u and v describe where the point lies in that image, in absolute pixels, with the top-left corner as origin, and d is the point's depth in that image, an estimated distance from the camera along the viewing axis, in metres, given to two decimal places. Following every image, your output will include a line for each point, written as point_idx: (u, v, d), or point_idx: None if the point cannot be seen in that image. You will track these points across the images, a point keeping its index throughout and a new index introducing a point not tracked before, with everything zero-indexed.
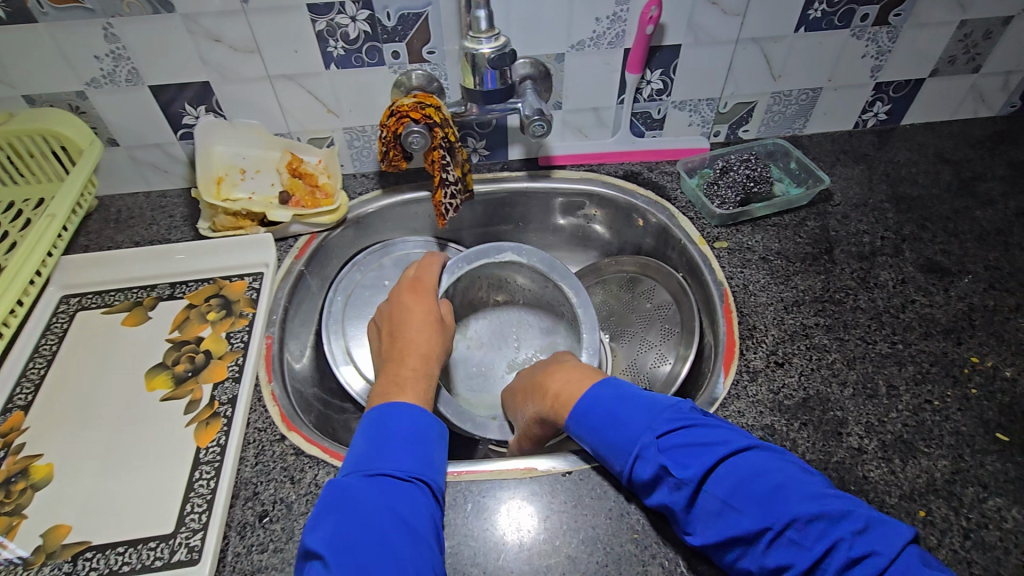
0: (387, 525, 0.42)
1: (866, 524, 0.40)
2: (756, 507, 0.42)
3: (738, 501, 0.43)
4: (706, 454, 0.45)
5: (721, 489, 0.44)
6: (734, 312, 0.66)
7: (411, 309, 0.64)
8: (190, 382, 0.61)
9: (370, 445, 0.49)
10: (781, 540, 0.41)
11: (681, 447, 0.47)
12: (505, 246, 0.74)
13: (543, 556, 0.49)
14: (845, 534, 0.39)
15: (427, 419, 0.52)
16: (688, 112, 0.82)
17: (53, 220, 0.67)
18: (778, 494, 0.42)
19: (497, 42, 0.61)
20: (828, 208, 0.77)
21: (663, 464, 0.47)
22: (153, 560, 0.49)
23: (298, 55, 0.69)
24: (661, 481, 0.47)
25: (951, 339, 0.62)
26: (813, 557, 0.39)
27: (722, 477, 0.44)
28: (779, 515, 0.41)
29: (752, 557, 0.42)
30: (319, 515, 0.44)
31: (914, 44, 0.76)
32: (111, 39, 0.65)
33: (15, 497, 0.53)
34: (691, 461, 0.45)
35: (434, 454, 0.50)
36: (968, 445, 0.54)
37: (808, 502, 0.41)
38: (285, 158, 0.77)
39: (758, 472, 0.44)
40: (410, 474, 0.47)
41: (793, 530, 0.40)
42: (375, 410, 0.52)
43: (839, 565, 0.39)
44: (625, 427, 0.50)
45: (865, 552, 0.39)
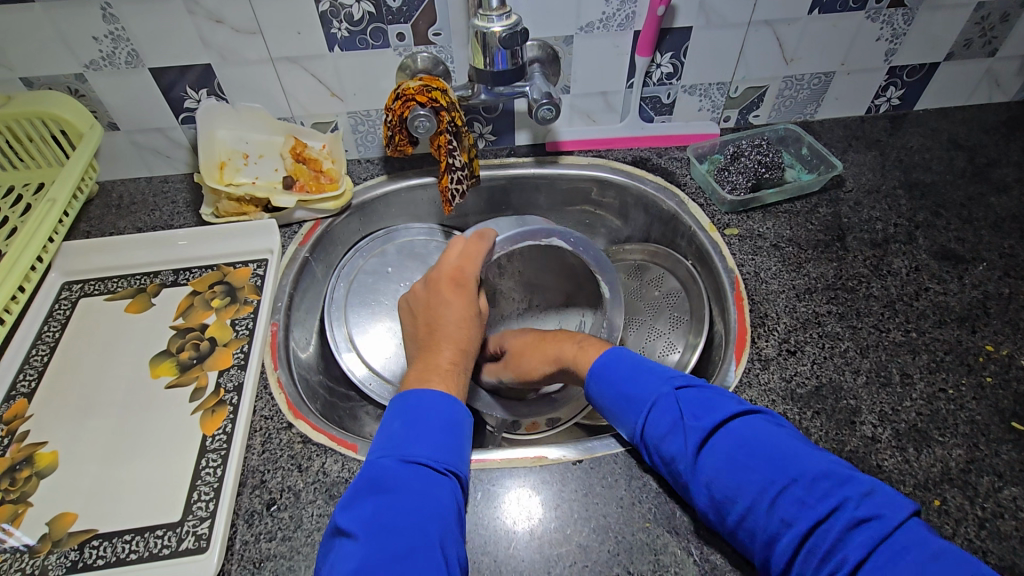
0: (423, 518, 0.42)
1: (872, 488, 0.40)
2: (766, 461, 0.43)
3: (749, 453, 0.43)
4: (721, 413, 0.46)
5: (731, 441, 0.44)
6: (745, 300, 0.65)
7: (451, 298, 0.60)
8: (195, 369, 0.61)
9: (406, 429, 0.47)
10: (786, 495, 0.41)
11: (699, 401, 0.48)
12: (555, 230, 0.68)
13: (554, 545, 0.49)
14: (851, 494, 0.40)
15: (460, 406, 0.50)
16: (698, 97, 0.80)
17: (54, 205, 0.66)
18: (788, 454, 0.43)
19: (508, 21, 0.60)
20: (840, 194, 0.75)
21: (677, 416, 0.48)
22: (160, 548, 0.48)
23: (301, 37, 0.68)
24: (672, 433, 0.47)
25: (966, 327, 0.61)
26: (817, 514, 0.39)
27: (735, 430, 0.45)
28: (788, 469, 0.42)
29: (757, 513, 0.41)
30: (355, 497, 0.43)
31: (930, 27, 0.75)
32: (109, 19, 0.64)
33: (20, 484, 0.52)
34: (703, 412, 0.47)
35: (465, 444, 0.49)
36: (982, 434, 0.53)
37: (818, 463, 0.42)
38: (289, 142, 0.76)
39: (772, 429, 0.45)
40: (445, 467, 0.46)
41: (799, 486, 0.41)
42: (407, 394, 0.50)
43: (842, 525, 0.39)
44: (643, 383, 0.51)
45: (869, 515, 0.39)
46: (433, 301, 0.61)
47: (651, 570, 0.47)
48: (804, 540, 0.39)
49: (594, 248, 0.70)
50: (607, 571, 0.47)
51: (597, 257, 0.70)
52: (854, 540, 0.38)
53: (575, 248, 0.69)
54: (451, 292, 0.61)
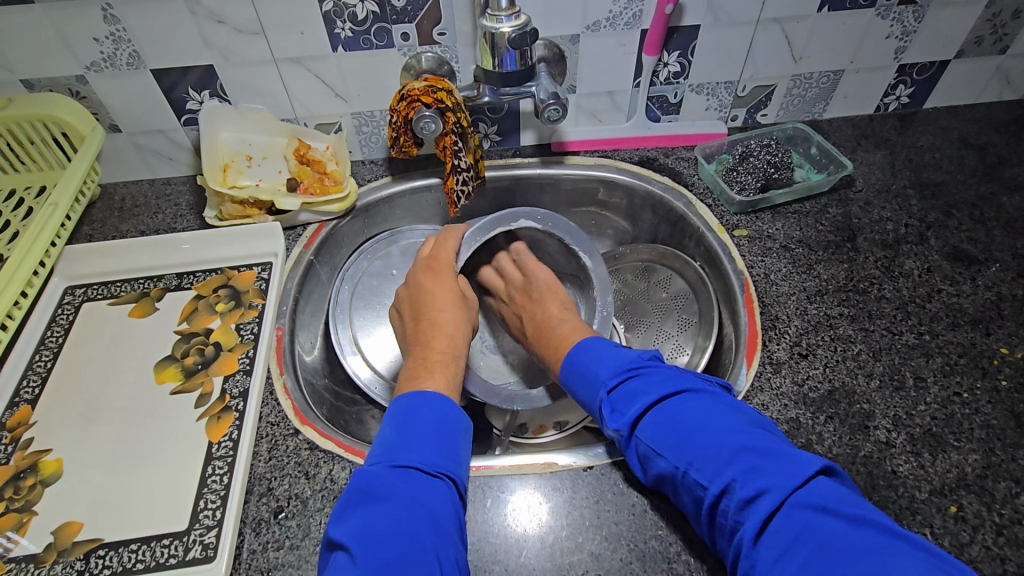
0: (415, 520, 0.41)
1: (759, 463, 0.41)
2: (675, 450, 0.45)
3: (662, 445, 0.46)
4: (635, 408, 0.49)
5: (645, 434, 0.47)
6: (755, 302, 0.64)
7: (436, 286, 0.62)
8: (200, 375, 0.60)
9: (397, 434, 0.47)
10: (693, 481, 0.43)
11: (623, 398, 0.50)
12: (521, 211, 0.69)
13: (565, 554, 0.48)
14: (739, 472, 0.41)
15: (453, 408, 0.50)
16: (706, 96, 0.79)
17: (56, 209, 0.65)
18: (694, 439, 0.44)
19: (517, 21, 0.59)
20: (849, 194, 0.75)
21: (604, 416, 0.51)
22: (167, 558, 0.48)
23: (304, 37, 0.67)
24: (609, 434, 0.51)
25: (979, 329, 0.61)
26: (716, 496, 0.41)
27: (647, 422, 0.48)
28: (689, 456, 0.44)
29: (687, 498, 0.44)
30: (345, 507, 0.43)
31: (941, 25, 0.73)
32: (110, 20, 0.63)
33: (25, 493, 0.52)
34: (625, 410, 0.50)
35: (461, 448, 0.48)
36: (999, 438, 0.53)
37: (719, 443, 0.43)
38: (292, 144, 0.75)
39: (688, 414, 0.46)
40: (438, 471, 0.45)
41: (699, 469, 0.43)
42: (399, 399, 0.51)
43: (735, 505, 0.40)
44: (581, 385, 0.54)
45: (757, 490, 0.39)
46: (419, 293, 0.62)
47: None
48: (720, 520, 0.42)
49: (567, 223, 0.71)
50: None
51: (569, 230, 0.70)
52: (749, 518, 0.39)
53: (546, 225, 0.70)
54: (433, 283, 0.62)
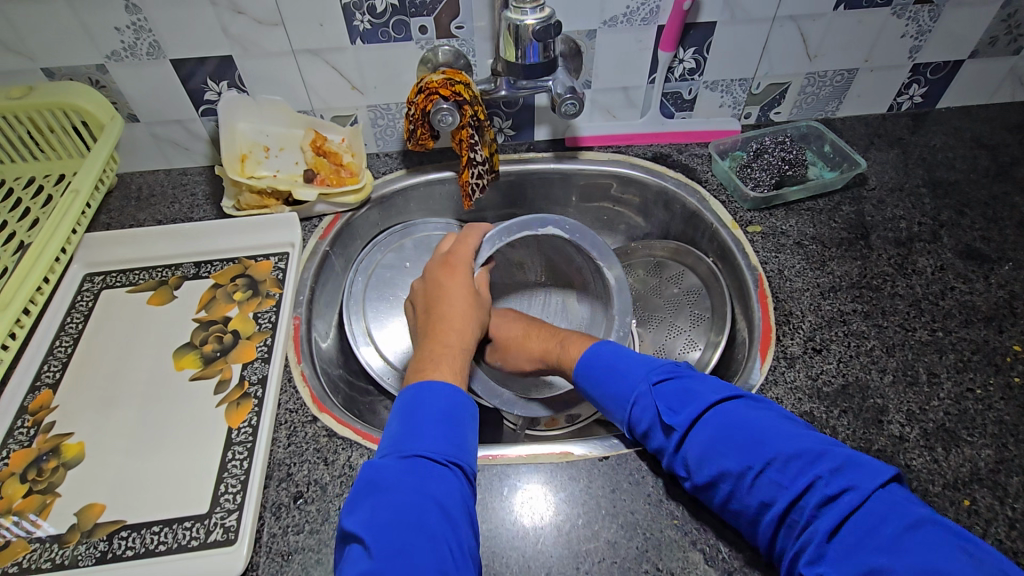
0: (422, 508, 0.41)
1: (843, 463, 0.41)
2: (741, 447, 0.44)
3: (725, 443, 0.45)
4: (693, 407, 0.48)
5: (706, 433, 0.46)
6: (769, 298, 0.65)
7: (451, 285, 0.63)
8: (219, 361, 0.61)
9: (404, 426, 0.47)
10: (764, 478, 0.42)
11: (678, 394, 0.50)
12: (549, 220, 0.68)
13: (581, 541, 0.49)
14: (821, 471, 0.41)
15: (461, 396, 0.51)
16: (720, 93, 0.80)
17: (77, 196, 0.66)
18: (765, 436, 0.44)
19: (541, 14, 0.59)
20: (863, 192, 0.75)
21: (656, 415, 0.49)
22: (189, 540, 0.48)
23: (323, 29, 0.67)
24: (659, 429, 0.49)
25: (993, 327, 0.61)
26: (791, 494, 0.41)
27: (708, 421, 0.47)
28: (762, 452, 0.43)
29: (740, 497, 0.44)
30: (354, 501, 0.43)
31: (956, 24, 0.74)
32: (132, 10, 0.63)
33: (47, 475, 0.53)
34: (679, 406, 0.49)
35: (467, 435, 0.49)
36: (1012, 434, 0.53)
37: (788, 442, 0.43)
38: (308, 135, 0.75)
39: (745, 416, 0.46)
40: (444, 458, 0.46)
41: (773, 467, 0.42)
42: (408, 389, 0.51)
43: (814, 502, 0.40)
44: (625, 380, 0.53)
45: (839, 488, 0.40)
46: (435, 291, 0.63)
47: (680, 567, 0.47)
48: (785, 520, 0.41)
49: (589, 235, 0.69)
50: (636, 567, 0.47)
51: (596, 244, 0.69)
52: (829, 516, 0.39)
53: (570, 236, 0.69)
54: (449, 280, 0.63)
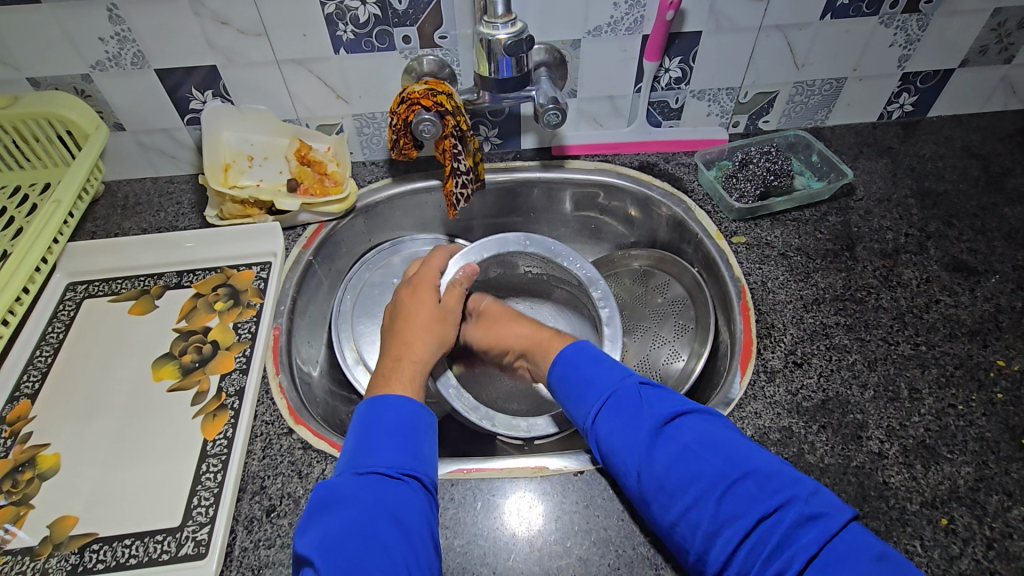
0: (377, 520, 0.43)
1: (817, 488, 0.43)
2: (721, 457, 0.45)
3: (705, 447, 0.46)
4: (679, 410, 0.49)
5: (687, 436, 0.47)
6: (751, 310, 0.64)
7: (415, 299, 0.64)
8: (197, 372, 0.61)
9: (360, 443, 0.49)
10: (738, 488, 0.43)
11: (660, 397, 0.51)
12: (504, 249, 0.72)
13: (553, 558, 0.48)
14: (801, 492, 0.42)
15: (417, 411, 0.52)
16: (707, 101, 0.79)
17: (59, 206, 0.66)
18: (742, 451, 0.45)
19: (514, 28, 0.59)
20: (850, 203, 0.74)
21: (635, 408, 0.50)
22: (160, 553, 0.49)
23: (306, 39, 0.67)
24: (629, 423, 0.49)
25: (977, 341, 0.60)
26: (765, 509, 0.42)
27: (686, 425, 0.48)
28: (741, 462, 0.44)
29: (702, 509, 0.43)
30: (308, 518, 0.44)
31: (945, 33, 0.73)
32: (115, 20, 0.64)
33: (22, 486, 0.53)
34: (663, 405, 0.50)
35: (423, 445, 0.50)
36: (992, 451, 0.53)
37: (766, 462, 0.44)
38: (293, 144, 0.75)
39: (721, 431, 0.47)
40: (400, 471, 0.47)
41: (751, 480, 0.43)
42: (363, 406, 0.52)
43: (790, 519, 0.41)
44: (601, 378, 0.54)
45: (817, 511, 0.41)
46: (401, 306, 0.64)
47: None
48: (749, 536, 0.41)
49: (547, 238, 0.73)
50: None
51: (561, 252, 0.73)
52: (802, 538, 0.40)
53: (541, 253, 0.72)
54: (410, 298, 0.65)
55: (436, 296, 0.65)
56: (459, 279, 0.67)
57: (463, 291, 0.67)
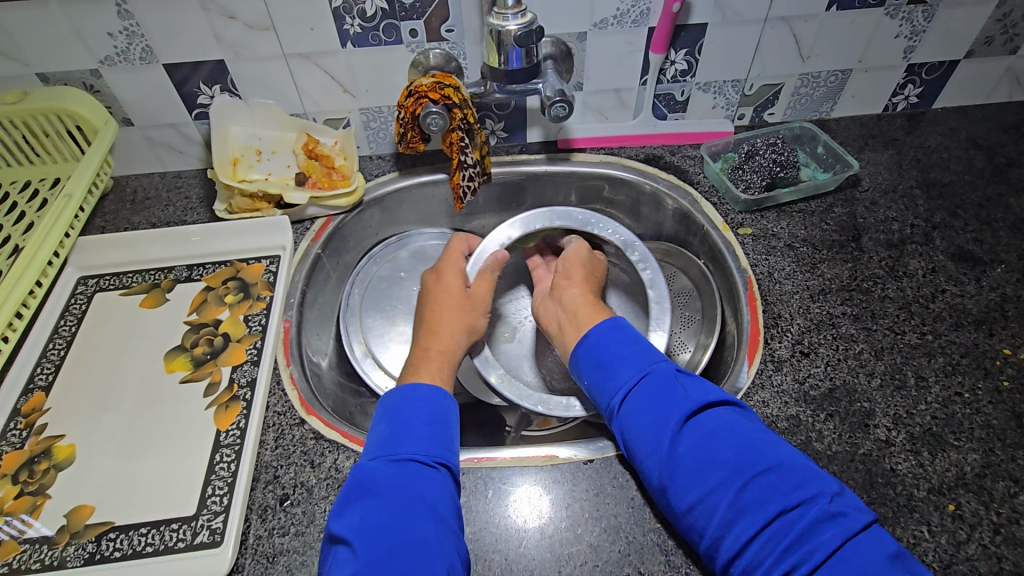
0: (411, 511, 0.43)
1: (841, 488, 0.43)
2: (748, 448, 0.45)
3: (732, 437, 0.46)
4: (711, 399, 0.49)
5: (715, 424, 0.47)
6: (758, 301, 0.64)
7: (442, 286, 0.65)
8: (209, 364, 0.61)
9: (393, 428, 0.49)
10: (762, 480, 0.43)
11: (694, 384, 0.51)
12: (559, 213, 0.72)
13: (564, 545, 0.49)
14: (825, 490, 0.43)
15: (444, 397, 0.53)
16: (712, 94, 0.79)
17: (70, 200, 0.66)
18: (768, 446, 0.45)
19: (523, 19, 0.59)
20: (855, 194, 0.75)
21: (667, 390, 0.50)
22: (176, 541, 0.49)
23: (314, 33, 0.67)
24: (660, 405, 0.50)
25: (983, 330, 0.61)
26: (787, 502, 0.42)
27: (717, 414, 0.48)
28: (767, 457, 0.44)
29: (722, 495, 0.44)
30: (345, 502, 0.45)
31: (951, 24, 0.73)
32: (125, 15, 0.64)
33: (39, 477, 0.53)
34: (696, 391, 0.50)
35: (455, 436, 0.51)
36: (999, 438, 0.53)
37: (791, 457, 0.45)
38: (301, 138, 0.75)
39: (749, 425, 0.47)
40: (434, 459, 0.47)
41: (776, 473, 0.43)
42: (394, 391, 0.53)
43: (812, 515, 0.41)
44: (634, 357, 0.54)
45: (840, 510, 0.41)
46: (428, 294, 0.65)
47: (662, 570, 0.47)
48: (766, 528, 0.42)
49: (573, 210, 0.72)
50: (618, 571, 0.47)
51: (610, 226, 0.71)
52: (822, 532, 0.40)
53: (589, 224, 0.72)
54: (435, 285, 0.65)
55: (462, 284, 0.65)
56: (487, 266, 0.67)
57: (492, 277, 0.67)
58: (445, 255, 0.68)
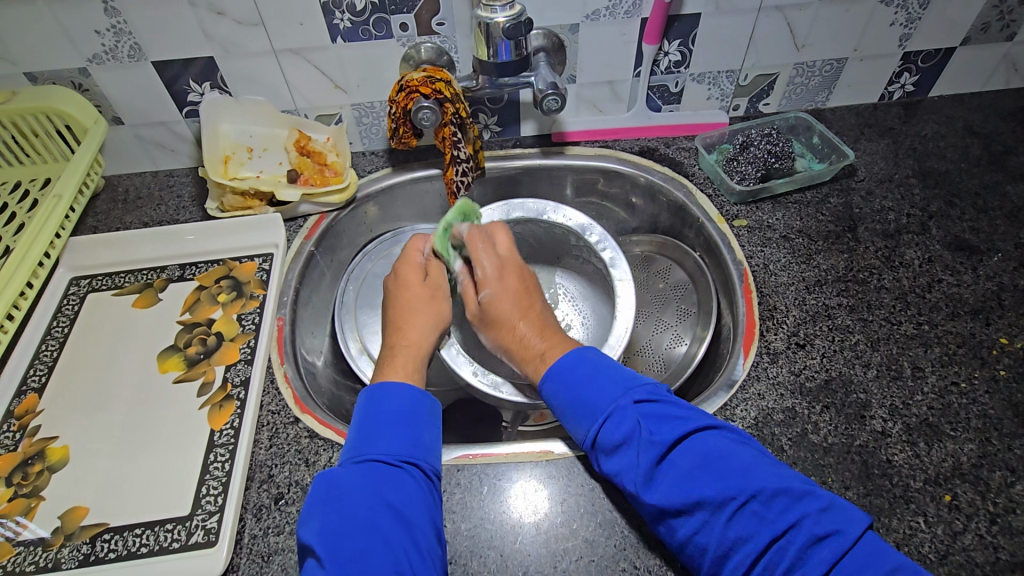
0: (377, 512, 0.43)
1: (830, 504, 0.42)
2: (726, 480, 0.43)
3: (709, 471, 0.44)
4: (682, 431, 0.46)
5: (690, 462, 0.45)
6: (754, 293, 0.64)
7: (403, 282, 0.62)
8: (203, 364, 0.61)
9: (363, 431, 0.49)
10: (747, 511, 0.41)
11: (660, 416, 0.48)
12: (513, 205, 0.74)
13: (560, 540, 0.49)
14: (810, 511, 0.41)
15: (418, 394, 0.52)
16: (707, 85, 0.79)
17: (60, 201, 0.66)
18: (748, 471, 0.43)
19: (512, 11, 0.59)
20: (851, 184, 0.74)
21: (634, 434, 0.47)
22: (171, 542, 0.49)
23: (303, 28, 0.67)
24: (628, 450, 0.47)
25: (979, 320, 0.60)
26: (776, 530, 0.41)
27: (692, 448, 0.45)
28: (748, 487, 0.42)
29: (710, 532, 0.42)
30: (310, 511, 0.44)
31: (947, 11, 0.72)
32: (111, 13, 0.63)
33: (32, 479, 0.53)
34: (663, 428, 0.47)
35: (424, 433, 0.50)
36: (995, 428, 0.53)
37: (774, 478, 0.43)
38: (292, 135, 0.75)
39: (723, 452, 0.45)
40: (400, 459, 0.47)
41: (759, 503, 0.41)
42: (365, 393, 0.52)
43: (801, 542, 0.40)
44: (596, 396, 0.50)
45: (828, 531, 0.40)
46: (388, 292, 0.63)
47: (658, 564, 0.47)
48: (760, 559, 0.40)
49: (526, 200, 0.74)
50: (614, 565, 0.47)
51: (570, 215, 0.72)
52: (812, 559, 0.39)
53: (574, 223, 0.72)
54: (395, 284, 0.63)
55: (420, 276, 0.63)
56: (433, 253, 0.67)
57: (441, 262, 0.66)
58: (403, 257, 0.65)
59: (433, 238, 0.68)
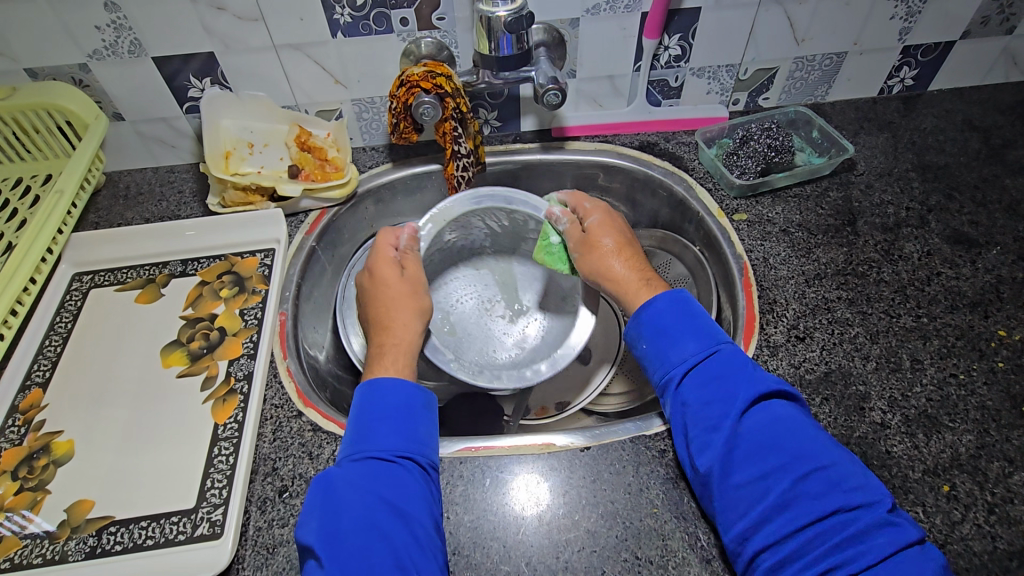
0: (374, 510, 0.44)
1: (895, 502, 0.43)
2: (810, 445, 0.45)
3: (795, 431, 0.46)
4: (778, 390, 0.49)
5: (780, 415, 0.47)
6: (753, 286, 0.64)
7: (379, 281, 0.61)
8: (206, 358, 0.61)
9: (359, 427, 0.49)
10: (822, 475, 0.43)
11: (762, 373, 0.50)
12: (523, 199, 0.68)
13: (562, 531, 0.49)
14: (883, 500, 0.42)
15: (412, 388, 0.52)
16: (707, 79, 0.79)
17: (62, 196, 0.66)
18: (828, 447, 0.45)
19: (513, 5, 0.59)
20: (851, 177, 0.74)
21: (736, 373, 0.49)
22: (176, 534, 0.49)
23: (303, 23, 0.67)
24: (726, 383, 0.49)
25: (978, 312, 0.61)
26: (844, 501, 0.42)
27: (783, 408, 0.48)
28: (831, 456, 0.44)
29: (778, 480, 0.43)
30: (309, 510, 0.45)
31: (947, 5, 0.72)
32: (111, 8, 0.63)
33: (38, 473, 0.53)
34: (765, 381, 0.49)
35: (420, 427, 0.50)
36: (994, 419, 0.53)
37: (852, 463, 0.45)
38: (293, 131, 0.75)
39: (808, 425, 0.47)
40: (396, 454, 0.48)
41: (835, 472, 0.43)
42: (359, 389, 0.52)
43: (868, 519, 0.41)
44: (702, 333, 0.53)
45: (895, 521, 0.41)
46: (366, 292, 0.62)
47: (658, 554, 0.48)
48: (816, 524, 0.41)
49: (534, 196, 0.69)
50: (615, 555, 0.48)
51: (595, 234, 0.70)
52: (875, 537, 0.40)
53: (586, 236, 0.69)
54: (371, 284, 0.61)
55: (394, 273, 0.62)
56: (405, 244, 0.65)
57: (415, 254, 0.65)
58: (374, 252, 0.64)
59: (405, 228, 0.66)
